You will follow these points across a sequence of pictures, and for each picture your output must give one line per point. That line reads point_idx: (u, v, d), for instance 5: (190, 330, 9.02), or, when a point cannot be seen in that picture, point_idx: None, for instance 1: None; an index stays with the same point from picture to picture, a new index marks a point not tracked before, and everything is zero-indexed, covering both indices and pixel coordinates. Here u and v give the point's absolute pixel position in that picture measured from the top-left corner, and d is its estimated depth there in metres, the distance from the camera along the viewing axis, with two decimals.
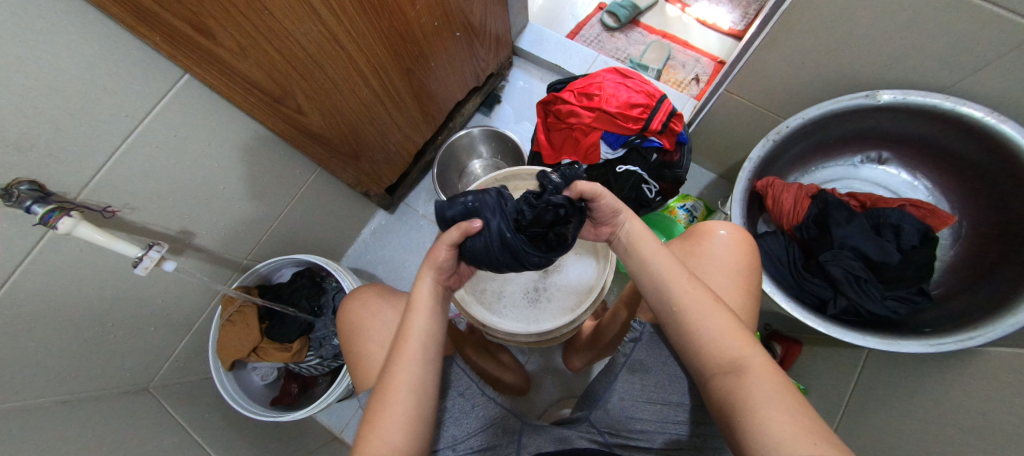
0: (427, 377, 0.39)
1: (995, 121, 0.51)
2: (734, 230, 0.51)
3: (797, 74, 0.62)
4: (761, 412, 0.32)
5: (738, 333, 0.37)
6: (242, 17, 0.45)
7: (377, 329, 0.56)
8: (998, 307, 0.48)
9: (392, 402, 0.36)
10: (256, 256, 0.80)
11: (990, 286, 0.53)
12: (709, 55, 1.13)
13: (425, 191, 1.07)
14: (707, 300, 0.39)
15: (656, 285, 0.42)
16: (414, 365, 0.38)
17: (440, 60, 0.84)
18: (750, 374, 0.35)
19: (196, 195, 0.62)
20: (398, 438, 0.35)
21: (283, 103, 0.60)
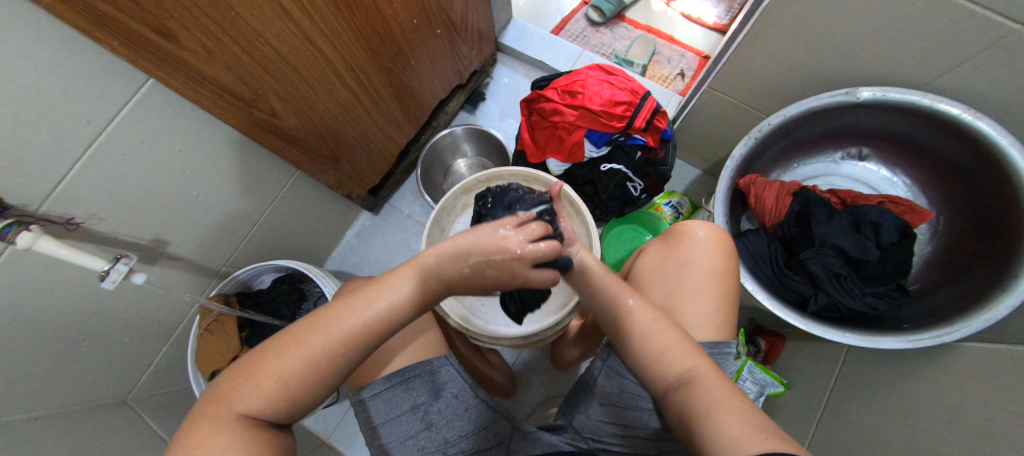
0: (344, 349, 0.35)
1: (971, 118, 0.51)
2: (712, 231, 0.51)
3: (779, 70, 0.62)
4: (712, 419, 0.32)
5: (685, 346, 0.38)
6: (206, 19, 0.43)
7: None
8: (974, 302, 0.49)
9: (299, 354, 0.34)
10: (234, 262, 0.78)
11: (965, 282, 0.54)
12: (694, 50, 1.13)
13: (410, 192, 1.06)
14: (651, 319, 0.40)
15: (607, 307, 0.43)
16: (341, 340, 0.35)
17: (420, 58, 0.82)
18: (699, 383, 0.35)
19: (167, 202, 0.60)
20: (263, 402, 0.33)
21: (256, 106, 0.58)
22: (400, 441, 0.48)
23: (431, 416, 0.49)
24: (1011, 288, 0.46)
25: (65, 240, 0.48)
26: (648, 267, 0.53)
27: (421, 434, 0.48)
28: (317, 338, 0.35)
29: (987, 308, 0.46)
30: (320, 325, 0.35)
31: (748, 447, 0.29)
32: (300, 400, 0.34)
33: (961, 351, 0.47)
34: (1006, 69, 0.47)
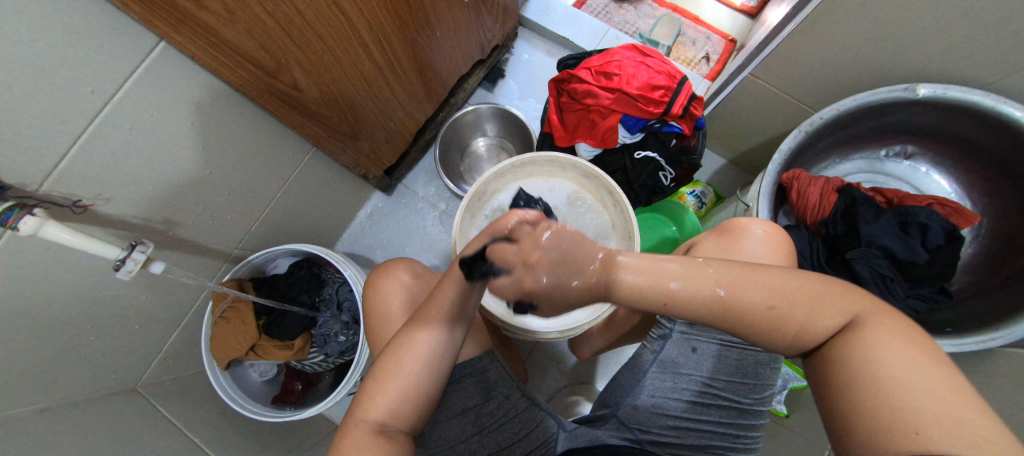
0: (433, 346, 0.44)
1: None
2: (770, 228, 0.49)
3: (834, 60, 0.60)
4: (890, 394, 0.29)
5: (830, 303, 0.35)
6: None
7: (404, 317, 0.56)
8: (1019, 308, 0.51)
9: (403, 364, 0.44)
10: (247, 245, 0.73)
11: (1003, 290, 0.56)
12: (720, 32, 1.08)
13: (425, 172, 1.00)
14: (768, 309, 0.35)
15: (700, 306, 0.36)
16: (422, 352, 0.44)
17: (446, 29, 0.75)
18: (873, 350, 0.32)
19: (178, 180, 0.55)
20: (386, 408, 0.42)
21: (277, 77, 0.53)
22: (458, 442, 0.51)
23: (482, 420, 0.52)
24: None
25: (71, 224, 0.43)
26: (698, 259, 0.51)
27: (475, 435, 0.52)
28: (392, 383, 0.43)
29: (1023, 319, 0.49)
30: (404, 345, 0.44)
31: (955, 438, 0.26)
32: (413, 403, 0.43)
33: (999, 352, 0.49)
34: None
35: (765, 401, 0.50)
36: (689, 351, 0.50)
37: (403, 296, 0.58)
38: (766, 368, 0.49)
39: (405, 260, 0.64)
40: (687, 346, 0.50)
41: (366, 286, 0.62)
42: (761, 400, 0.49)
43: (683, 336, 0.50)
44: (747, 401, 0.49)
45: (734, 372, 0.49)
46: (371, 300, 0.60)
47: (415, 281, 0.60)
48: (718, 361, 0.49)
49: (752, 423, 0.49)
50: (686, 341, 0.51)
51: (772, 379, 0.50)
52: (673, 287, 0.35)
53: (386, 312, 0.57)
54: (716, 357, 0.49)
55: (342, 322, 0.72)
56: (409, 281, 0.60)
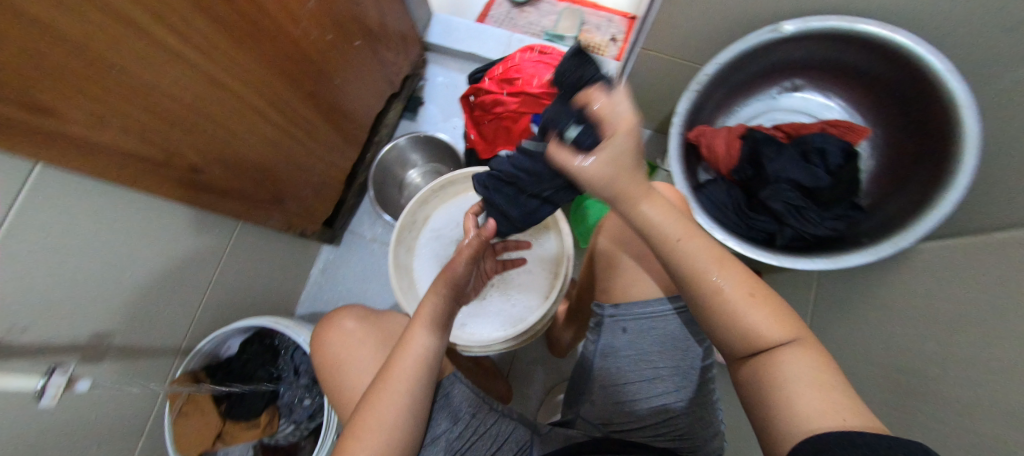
0: (425, 350, 0.50)
1: (887, 32, 0.54)
2: (664, 191, 0.57)
3: (708, 17, 0.63)
4: (785, 390, 0.34)
5: (785, 319, 0.37)
6: (74, 73, 0.38)
7: (366, 359, 0.59)
8: (920, 205, 0.54)
9: (394, 375, 0.48)
10: (195, 333, 0.72)
11: (905, 192, 0.58)
12: (620, 13, 1.12)
13: (368, 214, 1.00)
14: (746, 297, 0.38)
15: (691, 277, 0.40)
16: (400, 389, 0.47)
17: (345, 74, 0.77)
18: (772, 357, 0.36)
19: (102, 289, 0.54)
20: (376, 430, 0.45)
21: (173, 165, 0.53)
22: None
23: (456, 443, 0.52)
24: (943, 200, 0.51)
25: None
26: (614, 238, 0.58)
27: None
28: (385, 396, 0.47)
29: (921, 219, 0.52)
30: (380, 391, 0.47)
31: (845, 421, 0.31)
32: (402, 422, 0.46)
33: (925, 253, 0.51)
34: None
35: (703, 355, 0.53)
36: (622, 333, 0.54)
37: (350, 341, 0.60)
38: (692, 325, 0.52)
39: (346, 307, 0.67)
40: (618, 328, 0.54)
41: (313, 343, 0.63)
42: (696, 359, 0.52)
43: (613, 318, 0.54)
44: (686, 362, 0.52)
45: (665, 341, 0.52)
46: (319, 353, 0.61)
47: (360, 324, 0.63)
48: (650, 331, 0.52)
49: (697, 380, 0.52)
50: (616, 324, 0.54)
51: (701, 334, 0.53)
52: (669, 227, 0.40)
53: (337, 361, 0.59)
54: (646, 331, 0.52)
55: (302, 386, 0.70)
56: (355, 325, 0.62)
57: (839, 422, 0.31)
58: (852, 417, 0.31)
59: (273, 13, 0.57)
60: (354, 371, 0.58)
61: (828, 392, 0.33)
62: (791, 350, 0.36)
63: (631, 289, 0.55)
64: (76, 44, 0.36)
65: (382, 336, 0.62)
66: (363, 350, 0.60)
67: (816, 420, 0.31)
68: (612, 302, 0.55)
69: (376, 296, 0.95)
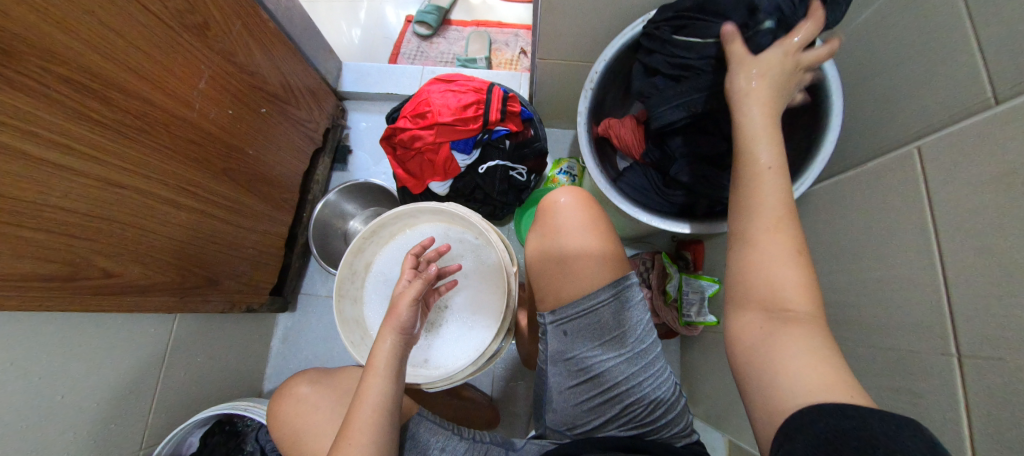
0: (380, 400, 0.50)
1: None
2: (568, 194, 0.61)
3: (585, 20, 0.67)
4: (787, 360, 0.34)
5: (811, 292, 0.37)
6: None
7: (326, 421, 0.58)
8: (804, 153, 0.60)
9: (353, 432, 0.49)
10: (152, 439, 0.69)
11: (795, 145, 0.62)
12: (524, 26, 1.18)
13: (319, 272, 0.99)
14: (790, 252, 0.38)
15: (749, 211, 0.40)
16: (363, 442, 0.48)
17: (258, 143, 0.77)
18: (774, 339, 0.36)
19: (34, 419, 0.52)
20: None
21: (83, 277, 0.52)
22: None
23: None
24: (824, 139, 0.56)
25: None
26: (535, 251, 0.61)
27: None
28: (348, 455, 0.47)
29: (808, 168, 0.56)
30: (344, 449, 0.48)
31: (830, 396, 0.31)
32: None
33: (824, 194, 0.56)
34: None
35: (643, 337, 0.54)
36: (564, 336, 0.56)
37: (305, 407, 0.60)
38: (628, 310, 0.54)
39: (298, 373, 0.66)
40: (560, 332, 0.56)
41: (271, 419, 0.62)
42: (640, 342, 0.54)
43: (554, 324, 0.57)
44: (626, 347, 0.53)
45: (606, 333, 0.54)
46: (276, 427, 0.60)
47: (315, 387, 0.62)
48: (585, 330, 0.54)
49: (644, 362, 0.53)
50: (558, 328, 0.56)
51: (639, 315, 0.55)
52: (763, 152, 0.41)
53: (295, 432, 0.58)
54: (585, 329, 0.54)
55: None
56: (309, 390, 0.62)
57: (825, 397, 0.31)
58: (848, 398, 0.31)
59: (165, 104, 0.58)
60: (315, 437, 0.57)
61: (832, 372, 0.33)
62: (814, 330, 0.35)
63: (563, 291, 0.56)
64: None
65: (336, 393, 0.61)
66: (319, 413, 0.59)
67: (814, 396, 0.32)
68: (550, 309, 0.58)
69: (344, 352, 0.94)
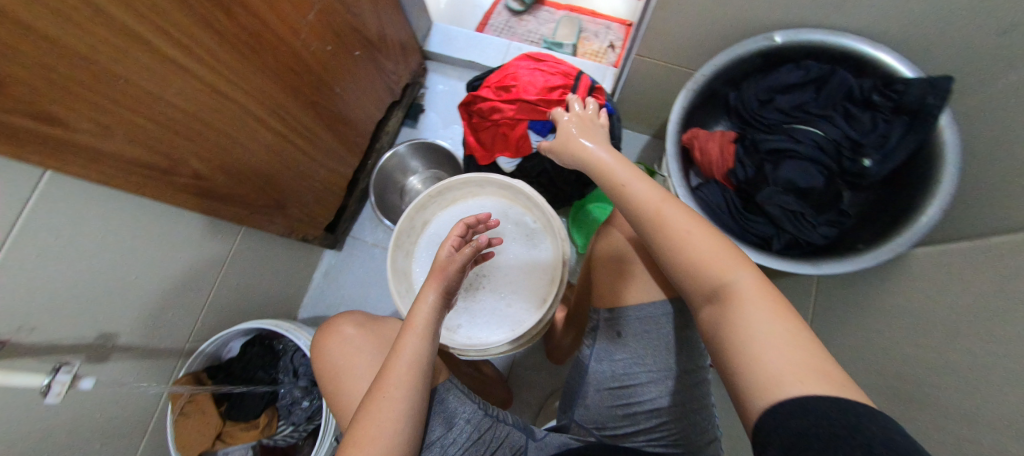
0: (417, 354, 0.51)
1: (871, 50, 0.56)
2: None
3: (698, 24, 0.64)
4: (750, 349, 0.32)
5: (727, 259, 0.37)
6: (76, 81, 0.40)
7: (364, 365, 0.61)
8: (907, 212, 0.54)
9: (389, 381, 0.49)
10: (199, 336, 0.74)
11: (890, 199, 0.59)
12: (618, 20, 1.14)
13: (369, 220, 1.02)
14: (686, 231, 0.39)
15: (648, 224, 0.42)
16: (398, 397, 0.48)
17: (346, 84, 0.79)
18: (732, 329, 0.34)
19: (109, 289, 0.57)
20: (363, 438, 0.45)
21: (177, 172, 0.55)
22: None
23: (448, 448, 0.53)
24: (938, 193, 0.51)
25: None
26: (604, 248, 0.61)
27: None
28: (382, 403, 0.47)
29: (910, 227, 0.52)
30: (377, 400, 0.47)
31: (808, 383, 0.29)
32: (397, 432, 0.46)
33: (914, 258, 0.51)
34: None
35: (697, 360, 0.53)
36: (615, 336, 0.55)
37: (347, 348, 0.63)
38: (689, 328, 0.53)
39: (347, 313, 0.70)
40: (613, 331, 0.55)
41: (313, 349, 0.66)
42: (693, 363, 0.53)
43: (609, 321, 0.56)
44: (679, 364, 0.52)
45: (661, 345, 0.52)
46: (318, 359, 0.64)
47: (358, 331, 0.65)
48: (643, 338, 0.53)
49: (692, 385, 0.52)
50: (612, 327, 0.56)
51: (699, 337, 0.53)
52: (619, 175, 0.46)
53: (335, 368, 0.62)
54: (641, 335, 0.53)
55: (302, 388, 0.71)
56: (354, 332, 0.65)
57: (802, 384, 0.29)
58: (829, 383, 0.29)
59: (278, 28, 0.61)
60: (352, 379, 0.60)
61: (802, 350, 0.31)
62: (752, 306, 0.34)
63: (626, 293, 0.55)
64: (80, 56, 0.39)
65: (378, 341, 0.64)
66: (360, 357, 0.62)
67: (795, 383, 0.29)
68: (607, 306, 0.57)
69: (377, 301, 0.97)
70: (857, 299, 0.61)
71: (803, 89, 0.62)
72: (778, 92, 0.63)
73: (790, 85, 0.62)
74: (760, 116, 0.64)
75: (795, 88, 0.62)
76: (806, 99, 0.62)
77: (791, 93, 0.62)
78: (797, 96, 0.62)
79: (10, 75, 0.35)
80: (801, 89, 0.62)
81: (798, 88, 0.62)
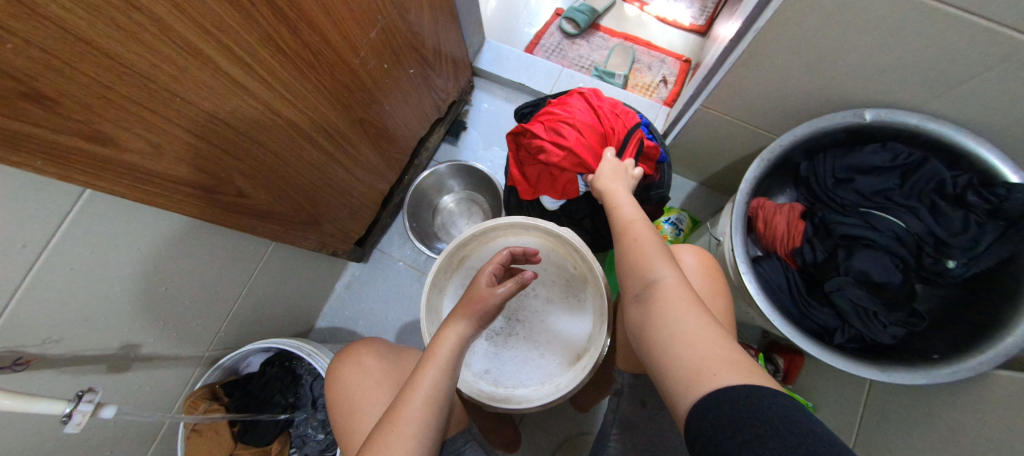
0: (436, 388, 0.46)
1: (972, 145, 0.51)
2: (698, 255, 0.58)
3: (777, 87, 0.60)
4: (676, 348, 0.37)
5: (670, 265, 0.44)
6: (130, 97, 0.37)
7: (379, 402, 0.58)
8: (994, 325, 0.48)
9: (404, 417, 0.44)
10: (220, 345, 0.72)
11: (972, 306, 0.53)
12: (674, 54, 1.09)
13: (398, 235, 1.01)
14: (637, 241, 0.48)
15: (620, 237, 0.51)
16: (408, 433, 0.43)
17: (394, 100, 0.77)
18: (661, 322, 0.40)
19: (137, 301, 0.55)
20: None
21: (221, 190, 0.53)
22: None
23: None
24: None
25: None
26: None
27: None
28: (393, 442, 0.42)
29: (990, 346, 0.47)
30: (385, 435, 0.43)
31: (718, 375, 0.33)
32: None
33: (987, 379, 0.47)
34: (1015, 83, 0.46)
35: None
36: (639, 406, 0.56)
37: (367, 382, 0.60)
38: None
39: (368, 340, 0.67)
40: (637, 400, 0.56)
41: (330, 371, 0.64)
42: None
43: (634, 388, 0.57)
44: None
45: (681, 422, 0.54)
46: (335, 389, 0.61)
47: (378, 363, 0.63)
48: (666, 411, 0.55)
49: None
50: (636, 397, 0.56)
51: None
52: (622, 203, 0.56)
53: (353, 402, 0.59)
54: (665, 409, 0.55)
55: (319, 420, 0.68)
56: (374, 364, 0.62)
57: (715, 374, 0.33)
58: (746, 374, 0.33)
59: (339, 48, 0.58)
60: (367, 419, 0.57)
61: (718, 346, 0.36)
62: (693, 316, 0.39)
63: None
64: (139, 75, 0.37)
65: (398, 378, 0.61)
66: (379, 393, 0.59)
67: (711, 379, 0.33)
68: (633, 371, 0.57)
69: (397, 319, 0.96)
70: (887, 402, 0.58)
71: (887, 174, 0.57)
72: (858, 173, 0.58)
73: (874, 168, 0.57)
74: (834, 195, 0.60)
75: (879, 173, 0.57)
76: (890, 186, 0.57)
77: (872, 176, 0.58)
78: (881, 180, 0.57)
79: (59, 90, 0.32)
80: (886, 173, 0.57)
81: (882, 172, 0.57)
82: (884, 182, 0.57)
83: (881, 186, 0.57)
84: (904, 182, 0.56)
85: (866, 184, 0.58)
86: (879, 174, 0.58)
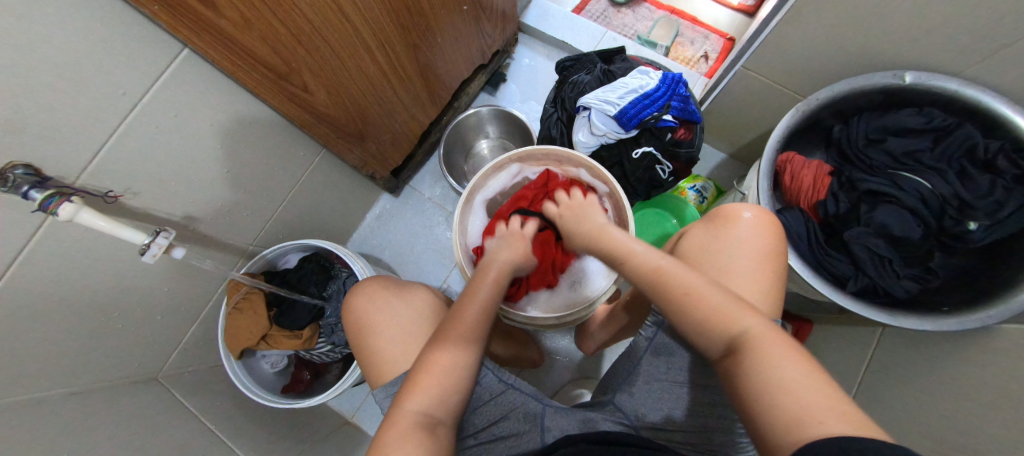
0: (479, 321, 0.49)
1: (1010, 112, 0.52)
2: (759, 213, 0.54)
3: (820, 50, 0.61)
4: (773, 389, 0.32)
5: (752, 315, 0.37)
6: None
7: (388, 324, 0.63)
8: (1008, 280, 0.50)
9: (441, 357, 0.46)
10: (261, 242, 0.79)
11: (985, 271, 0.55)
12: (719, 32, 1.10)
13: (431, 174, 1.06)
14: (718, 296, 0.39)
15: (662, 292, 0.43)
16: (448, 365, 0.45)
17: (445, 34, 0.80)
18: (761, 375, 0.33)
19: (201, 180, 0.60)
20: (427, 398, 0.43)
21: (289, 80, 0.57)
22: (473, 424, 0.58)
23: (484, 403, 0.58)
24: None
25: (104, 212, 0.48)
26: (689, 245, 0.58)
27: (486, 422, 0.58)
28: (435, 374, 0.44)
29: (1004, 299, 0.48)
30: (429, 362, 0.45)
31: (835, 421, 0.28)
32: (451, 402, 0.44)
33: (983, 335, 0.49)
34: None
35: None
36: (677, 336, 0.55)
37: (371, 306, 0.65)
38: None
39: (374, 276, 0.71)
40: None
41: (359, 283, 0.71)
42: None
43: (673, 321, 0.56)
44: None
45: None
46: (351, 305, 0.67)
47: (388, 290, 0.67)
48: None
49: None
50: None
51: None
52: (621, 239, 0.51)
53: (365, 319, 0.64)
54: None
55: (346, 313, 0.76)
56: (384, 292, 0.67)
57: (831, 422, 0.28)
58: (839, 422, 0.28)
59: None
60: (385, 328, 0.63)
61: (820, 388, 0.30)
62: (775, 357, 0.33)
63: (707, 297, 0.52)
64: None
65: (406, 305, 0.66)
66: (383, 315, 0.64)
67: (786, 433, 0.29)
68: None
69: (421, 253, 1.02)
70: (882, 357, 0.60)
71: (920, 139, 0.58)
72: (888, 135, 0.61)
73: (906, 131, 0.59)
74: (864, 155, 0.62)
75: (912, 136, 0.59)
76: (920, 149, 0.58)
77: (903, 138, 0.60)
78: (912, 143, 0.59)
79: None
80: (917, 137, 0.59)
81: (915, 136, 0.59)
82: (915, 146, 0.59)
83: (910, 149, 0.59)
84: (933, 146, 0.58)
85: (895, 145, 0.60)
86: (910, 138, 0.59)
